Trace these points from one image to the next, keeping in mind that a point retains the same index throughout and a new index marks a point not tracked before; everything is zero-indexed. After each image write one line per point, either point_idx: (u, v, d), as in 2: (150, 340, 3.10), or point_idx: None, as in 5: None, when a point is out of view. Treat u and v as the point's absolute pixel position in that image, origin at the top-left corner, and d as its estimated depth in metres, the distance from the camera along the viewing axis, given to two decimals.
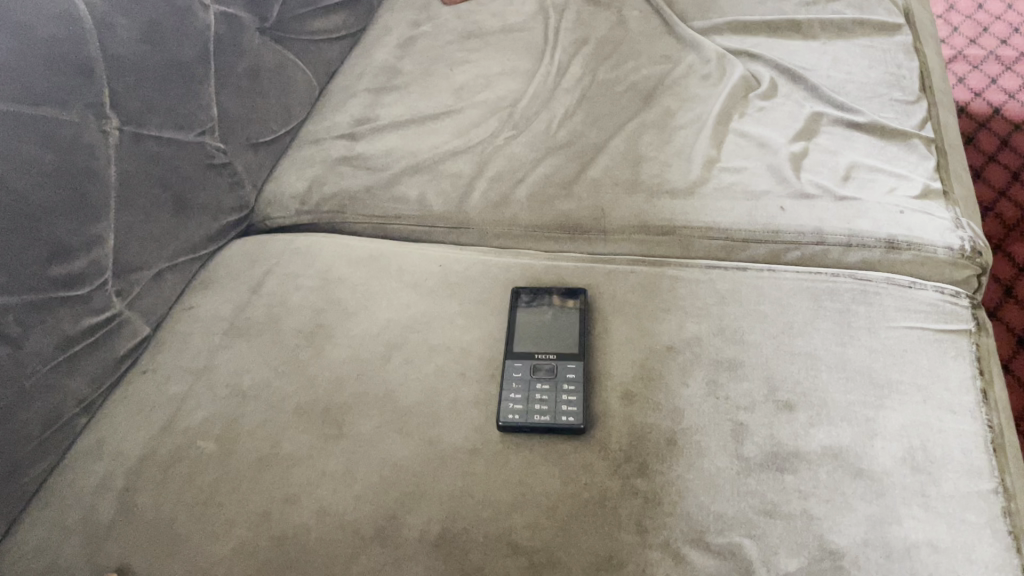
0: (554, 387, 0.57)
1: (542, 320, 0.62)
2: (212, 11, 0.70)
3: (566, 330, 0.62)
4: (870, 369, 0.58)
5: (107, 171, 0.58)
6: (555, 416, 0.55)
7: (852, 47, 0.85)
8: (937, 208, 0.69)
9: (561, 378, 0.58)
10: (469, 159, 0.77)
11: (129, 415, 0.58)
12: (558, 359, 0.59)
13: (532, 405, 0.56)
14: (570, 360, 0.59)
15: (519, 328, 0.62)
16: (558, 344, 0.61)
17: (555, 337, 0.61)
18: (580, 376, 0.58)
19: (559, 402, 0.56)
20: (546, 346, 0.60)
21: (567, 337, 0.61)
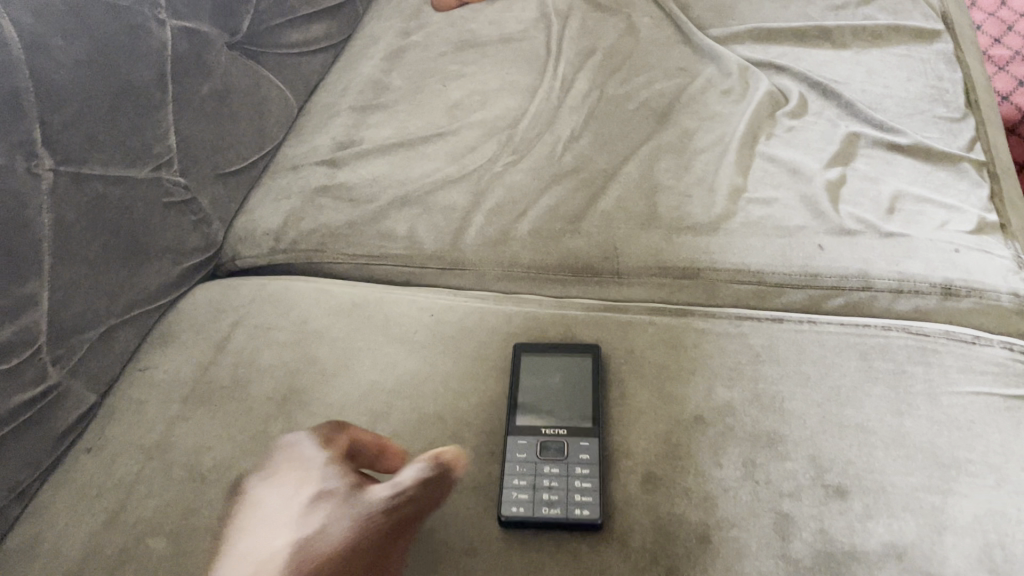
0: (564, 473, 0.49)
1: (551, 385, 0.54)
2: (172, 26, 0.61)
3: (578, 397, 0.53)
4: (933, 445, 0.50)
5: (40, 221, 0.50)
6: (566, 510, 0.47)
7: (887, 56, 0.77)
8: (996, 244, 0.61)
9: (573, 459, 0.49)
10: (464, 189, 0.69)
11: (70, 504, 0.50)
12: (569, 435, 0.51)
13: (540, 496, 0.47)
14: (583, 437, 0.51)
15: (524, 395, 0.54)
16: (569, 416, 0.52)
17: (565, 409, 0.53)
18: (595, 458, 0.49)
19: (571, 492, 0.47)
20: (554, 419, 0.52)
21: (580, 408, 0.53)
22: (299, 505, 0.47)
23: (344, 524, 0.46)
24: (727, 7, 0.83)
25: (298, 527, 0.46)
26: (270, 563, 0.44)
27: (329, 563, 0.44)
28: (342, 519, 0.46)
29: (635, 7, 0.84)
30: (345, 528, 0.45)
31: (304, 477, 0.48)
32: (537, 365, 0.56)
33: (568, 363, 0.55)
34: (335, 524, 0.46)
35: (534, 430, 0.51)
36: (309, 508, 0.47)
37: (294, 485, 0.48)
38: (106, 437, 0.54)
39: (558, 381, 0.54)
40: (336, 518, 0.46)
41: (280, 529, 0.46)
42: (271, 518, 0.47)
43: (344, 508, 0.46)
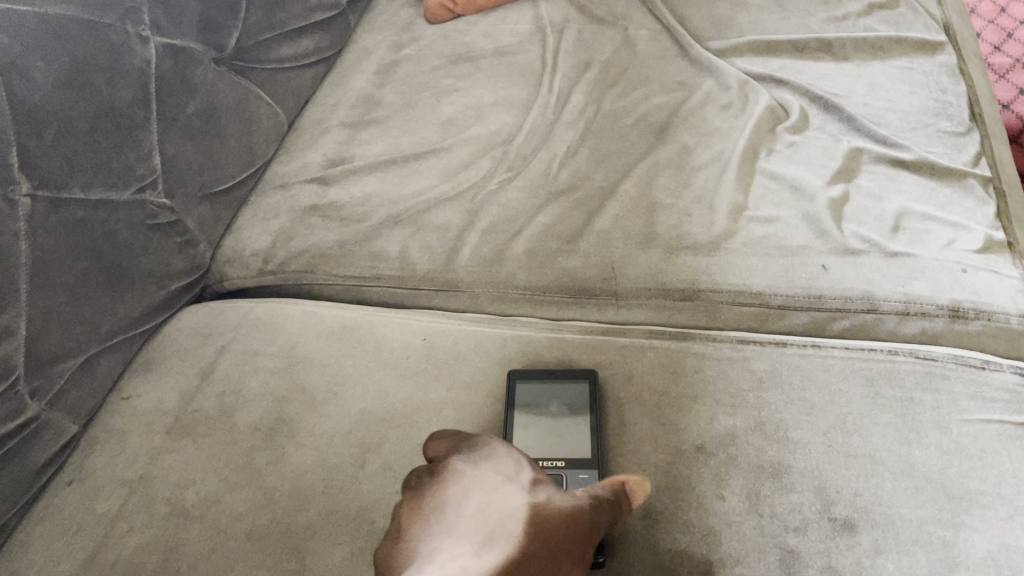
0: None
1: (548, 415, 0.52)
2: (156, 44, 0.60)
3: (575, 427, 0.52)
4: (943, 476, 0.48)
5: (17, 247, 0.48)
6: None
7: (889, 69, 0.75)
8: (1003, 264, 0.59)
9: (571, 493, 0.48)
10: (458, 207, 0.67)
11: (48, 541, 0.49)
12: (567, 467, 0.49)
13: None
14: (582, 469, 0.49)
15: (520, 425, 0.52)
16: (566, 447, 0.51)
17: (563, 439, 0.51)
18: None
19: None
20: (551, 451, 0.50)
21: (579, 438, 0.51)
22: (511, 477, 0.41)
23: (554, 508, 0.39)
24: (725, 18, 0.82)
25: (524, 498, 0.39)
26: (513, 521, 0.38)
27: (569, 534, 0.39)
28: (563, 508, 0.39)
29: (631, 20, 0.83)
30: (560, 513, 0.39)
31: (514, 454, 0.43)
32: (534, 392, 0.54)
33: (566, 390, 0.54)
34: (542, 506, 0.39)
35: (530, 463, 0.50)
36: (531, 487, 0.40)
37: (508, 458, 0.42)
38: (87, 470, 0.52)
39: (556, 410, 0.53)
40: (554, 501, 0.40)
41: (503, 499, 0.39)
42: (486, 485, 0.40)
43: (562, 499, 0.40)
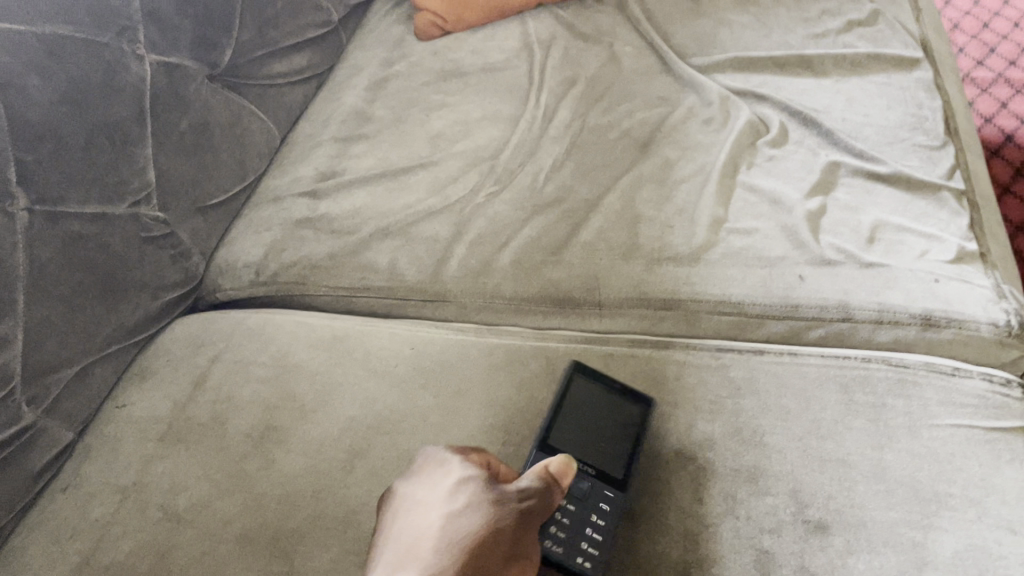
0: (581, 513, 0.46)
1: (586, 423, 0.52)
2: (150, 61, 0.61)
3: (617, 442, 0.51)
4: (914, 479, 0.49)
5: (15, 258, 0.49)
6: (567, 554, 0.44)
7: (867, 85, 0.76)
8: (975, 274, 0.61)
9: (593, 504, 0.47)
10: (446, 220, 0.69)
11: (43, 545, 0.50)
12: (597, 480, 0.48)
13: (550, 530, 0.45)
14: (610, 486, 0.48)
15: (560, 419, 0.52)
16: (594, 459, 0.50)
17: (583, 442, 0.51)
18: (615, 512, 0.46)
19: (579, 537, 0.45)
20: (580, 457, 0.50)
21: (610, 457, 0.50)
22: (434, 491, 0.42)
23: (473, 519, 0.40)
24: (708, 34, 0.83)
25: (442, 515, 0.40)
26: (428, 546, 0.39)
27: (490, 540, 0.39)
28: (483, 513, 0.40)
29: (616, 37, 0.84)
30: (477, 523, 0.40)
31: (442, 465, 0.44)
32: (588, 396, 0.53)
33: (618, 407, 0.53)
34: (461, 518, 0.40)
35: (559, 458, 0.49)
36: (451, 497, 0.41)
37: (437, 472, 0.43)
38: (80, 476, 0.54)
39: (594, 420, 0.52)
40: (476, 509, 0.40)
41: (422, 524, 0.40)
42: (410, 512, 0.42)
43: (483, 498, 0.41)
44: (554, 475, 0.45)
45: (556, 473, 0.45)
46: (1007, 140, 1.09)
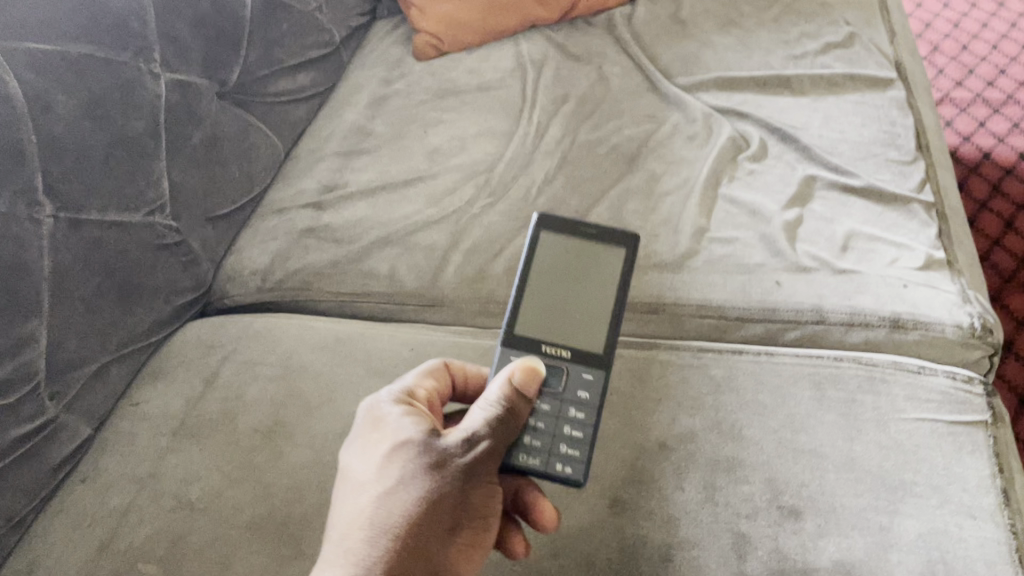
0: (555, 412, 0.49)
1: (560, 289, 0.53)
2: (166, 80, 0.65)
3: (592, 310, 0.52)
4: (881, 468, 0.53)
5: (41, 264, 0.53)
6: (547, 462, 0.47)
7: (843, 103, 0.80)
8: (942, 280, 0.64)
9: (569, 397, 0.49)
10: (444, 230, 0.72)
11: (66, 531, 0.54)
12: (571, 361, 0.50)
13: (523, 441, 0.47)
14: (586, 367, 0.50)
15: (529, 299, 0.53)
16: (574, 334, 0.52)
17: (556, 315, 0.52)
18: (592, 399, 0.49)
19: (557, 443, 0.48)
20: (556, 337, 0.51)
21: (590, 325, 0.52)
22: (372, 464, 0.42)
23: (407, 495, 0.40)
24: (693, 55, 0.87)
25: (378, 495, 0.41)
26: (370, 532, 0.40)
27: (431, 514, 0.40)
28: (416, 486, 0.40)
29: (605, 59, 0.87)
30: (411, 497, 0.40)
31: (383, 428, 0.43)
32: (557, 254, 0.54)
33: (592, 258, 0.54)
34: (395, 496, 0.40)
35: (531, 343, 0.51)
36: (388, 471, 0.41)
37: (378, 437, 0.43)
38: (99, 469, 0.57)
39: (569, 283, 0.53)
40: (411, 481, 0.40)
41: (360, 505, 0.41)
42: (353, 487, 0.42)
43: (418, 466, 0.41)
44: (515, 387, 0.46)
45: (506, 401, 0.44)
46: (984, 157, 1.13)
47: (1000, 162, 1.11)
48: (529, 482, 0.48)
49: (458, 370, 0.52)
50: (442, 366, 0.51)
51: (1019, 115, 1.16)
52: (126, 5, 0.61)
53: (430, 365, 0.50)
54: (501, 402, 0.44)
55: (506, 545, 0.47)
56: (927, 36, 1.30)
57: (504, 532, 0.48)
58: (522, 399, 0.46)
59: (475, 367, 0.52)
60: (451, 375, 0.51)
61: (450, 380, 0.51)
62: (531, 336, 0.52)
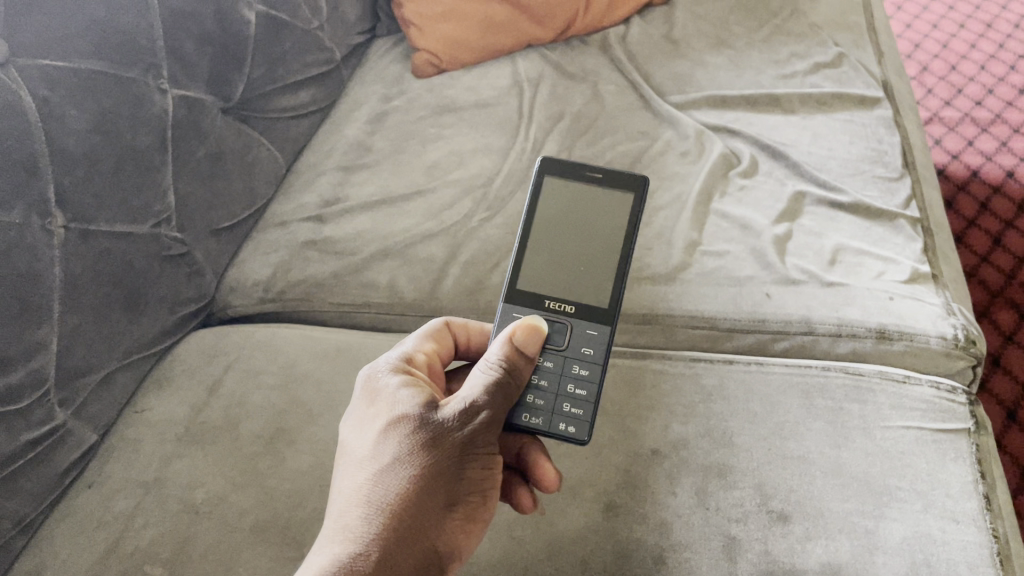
0: (559, 371, 0.53)
1: (565, 245, 0.57)
2: (173, 95, 0.66)
3: (594, 263, 0.57)
4: (867, 474, 0.55)
5: (52, 273, 0.54)
6: (551, 422, 0.51)
7: (831, 122, 0.82)
8: (926, 293, 0.66)
9: (574, 353, 0.54)
10: (443, 243, 0.74)
11: (72, 534, 0.55)
12: (576, 318, 0.55)
13: (526, 400, 0.52)
14: (590, 323, 0.55)
15: (533, 256, 0.57)
16: (579, 288, 0.56)
17: (559, 270, 0.57)
18: (595, 354, 0.54)
19: (560, 401, 0.52)
20: (562, 292, 0.56)
21: (595, 280, 0.56)
22: (371, 438, 0.44)
23: (405, 470, 0.42)
24: (686, 74, 0.89)
25: (377, 470, 0.42)
26: (370, 500, 0.42)
27: (429, 486, 0.42)
28: (414, 460, 0.42)
29: (601, 76, 0.90)
30: (410, 471, 0.42)
31: (383, 401, 0.45)
32: (561, 210, 0.58)
33: (597, 213, 0.58)
34: (394, 470, 0.42)
35: (537, 299, 0.56)
36: (388, 443, 0.43)
37: (376, 412, 0.45)
38: (105, 473, 0.59)
39: (572, 237, 0.58)
40: (410, 453, 0.42)
41: (359, 479, 0.43)
42: (353, 462, 0.44)
43: (415, 440, 0.43)
44: (512, 350, 0.48)
45: (503, 366, 0.46)
46: (972, 175, 1.15)
47: (987, 180, 1.14)
48: (532, 440, 0.53)
49: (460, 328, 0.56)
50: (442, 325, 0.55)
51: (1006, 134, 1.18)
52: (136, 22, 0.62)
53: (430, 327, 0.55)
54: (498, 369, 0.46)
55: (514, 500, 0.52)
56: (916, 56, 1.32)
57: (512, 487, 0.52)
58: (518, 363, 0.48)
59: (477, 323, 0.57)
60: (450, 333, 0.56)
61: (449, 338, 0.56)
62: (537, 291, 0.56)
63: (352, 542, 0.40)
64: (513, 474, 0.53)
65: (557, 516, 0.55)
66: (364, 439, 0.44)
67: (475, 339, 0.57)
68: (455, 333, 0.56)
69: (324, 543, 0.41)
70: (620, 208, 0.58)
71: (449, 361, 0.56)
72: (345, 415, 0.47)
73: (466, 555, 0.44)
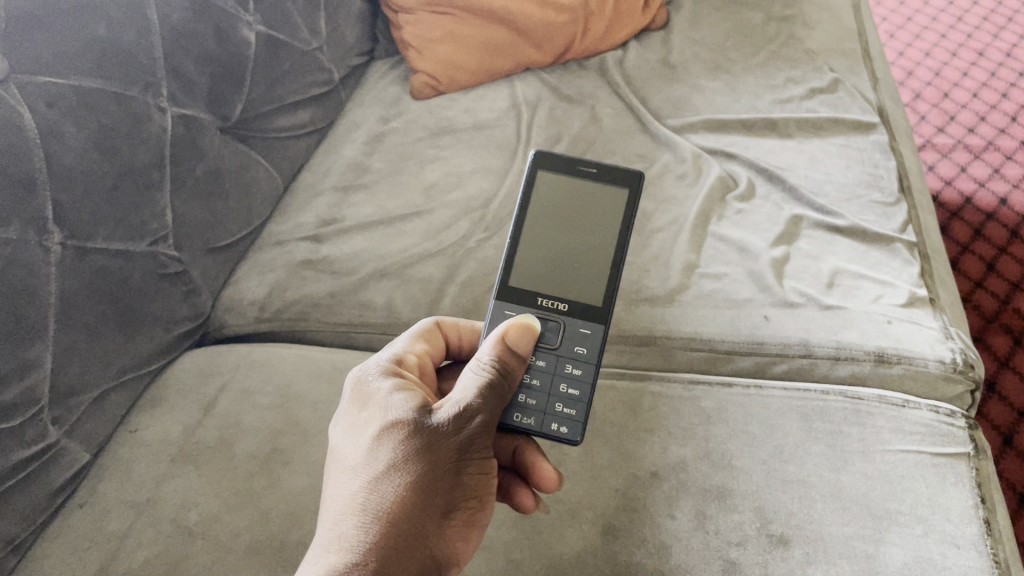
0: (552, 370, 0.53)
1: (557, 241, 0.57)
2: (172, 114, 0.66)
3: (589, 259, 0.57)
4: (867, 498, 0.54)
5: (48, 291, 0.54)
6: (543, 422, 0.51)
7: (828, 146, 0.82)
8: (924, 317, 0.66)
9: (567, 352, 0.54)
10: (440, 263, 0.74)
11: (64, 555, 0.55)
12: (570, 317, 0.55)
13: (518, 400, 0.52)
14: (583, 322, 0.55)
15: (526, 251, 0.57)
16: (572, 285, 0.56)
17: (553, 266, 0.57)
18: (589, 353, 0.54)
19: (552, 401, 0.52)
20: (554, 288, 0.56)
21: (588, 276, 0.56)
22: (365, 443, 0.44)
23: (401, 476, 0.42)
24: (683, 98, 0.89)
25: (371, 476, 0.42)
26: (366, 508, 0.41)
27: (425, 491, 0.42)
28: (410, 466, 0.42)
29: (598, 99, 0.90)
30: (406, 477, 0.41)
31: (376, 406, 0.45)
32: (554, 205, 0.58)
33: (590, 208, 0.58)
34: (389, 476, 0.42)
35: (529, 297, 0.56)
36: (383, 448, 0.43)
37: (369, 417, 0.45)
38: (97, 493, 0.58)
39: (566, 232, 0.58)
40: (405, 459, 0.42)
41: (354, 486, 0.42)
42: (346, 468, 0.43)
43: (410, 446, 0.42)
44: (503, 349, 0.48)
45: (495, 367, 0.47)
46: (966, 201, 1.15)
47: (981, 206, 1.14)
48: (528, 440, 0.53)
49: (452, 328, 0.56)
50: (432, 326, 0.55)
51: (999, 161, 1.19)
52: (136, 40, 0.62)
53: (421, 327, 0.55)
54: (490, 370, 0.46)
55: (516, 501, 0.52)
56: (909, 84, 1.33)
57: (513, 488, 0.52)
58: (509, 362, 0.48)
59: (468, 323, 0.57)
60: (442, 333, 0.56)
61: (441, 338, 0.56)
62: (529, 288, 0.56)
63: (349, 550, 0.40)
64: (511, 475, 0.53)
65: (554, 538, 0.54)
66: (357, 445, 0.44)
67: (466, 340, 0.57)
68: (445, 333, 0.56)
69: (319, 551, 0.40)
70: (614, 203, 0.58)
71: (440, 361, 0.56)
72: (335, 420, 0.47)
73: (463, 561, 0.44)
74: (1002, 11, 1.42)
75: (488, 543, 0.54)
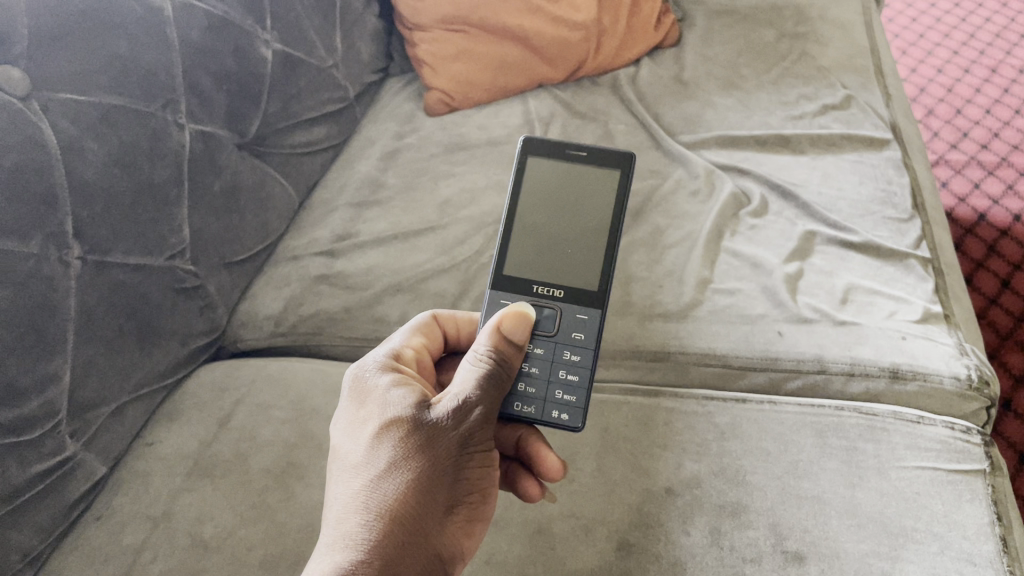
0: (550, 357, 0.53)
1: (552, 227, 0.58)
2: (189, 130, 0.67)
3: (585, 246, 0.57)
4: (883, 515, 0.54)
5: (67, 303, 0.55)
6: (542, 412, 0.51)
7: (841, 162, 0.82)
8: (940, 333, 0.66)
9: (564, 340, 0.54)
10: (454, 278, 0.75)
11: (80, 567, 0.55)
12: (564, 302, 0.55)
13: (518, 389, 0.52)
14: (580, 308, 0.55)
15: (520, 239, 0.58)
16: (568, 270, 0.56)
17: (549, 255, 0.57)
18: (586, 341, 0.54)
19: (551, 389, 0.52)
20: (549, 275, 0.56)
21: (582, 260, 0.57)
22: (365, 440, 0.44)
23: (402, 472, 0.42)
24: (695, 115, 0.90)
25: (373, 474, 0.42)
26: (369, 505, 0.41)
27: (427, 487, 0.42)
28: (410, 464, 0.42)
29: (611, 115, 0.90)
30: (406, 475, 0.42)
31: (376, 404, 0.45)
32: (547, 191, 0.59)
33: (584, 192, 0.59)
34: (390, 473, 0.42)
35: (525, 285, 0.56)
36: (382, 446, 0.43)
37: (368, 414, 0.45)
38: (114, 506, 0.59)
39: (558, 218, 0.58)
40: (407, 457, 0.42)
41: (355, 484, 0.42)
42: (347, 466, 0.44)
43: (410, 443, 0.43)
44: (499, 339, 0.48)
45: (492, 358, 0.47)
46: (980, 218, 1.15)
47: (995, 223, 1.14)
48: (528, 430, 0.53)
49: (450, 322, 0.57)
50: (430, 320, 0.56)
51: (1013, 178, 1.19)
52: (156, 59, 0.62)
53: (418, 322, 0.55)
54: (487, 361, 0.46)
55: (521, 489, 0.53)
56: (922, 100, 1.33)
57: (519, 479, 0.53)
58: (507, 353, 0.48)
59: (466, 317, 0.57)
60: (440, 327, 0.56)
61: (438, 332, 0.56)
62: (525, 276, 0.56)
63: (352, 547, 0.40)
64: (518, 466, 0.54)
65: (566, 552, 0.54)
66: (358, 442, 0.44)
67: (464, 333, 0.57)
68: (443, 327, 0.57)
69: (324, 549, 0.41)
70: (606, 185, 0.59)
71: (438, 354, 0.57)
72: (334, 418, 0.47)
73: (467, 555, 0.44)
74: (1015, 29, 1.42)
75: (500, 559, 0.54)
